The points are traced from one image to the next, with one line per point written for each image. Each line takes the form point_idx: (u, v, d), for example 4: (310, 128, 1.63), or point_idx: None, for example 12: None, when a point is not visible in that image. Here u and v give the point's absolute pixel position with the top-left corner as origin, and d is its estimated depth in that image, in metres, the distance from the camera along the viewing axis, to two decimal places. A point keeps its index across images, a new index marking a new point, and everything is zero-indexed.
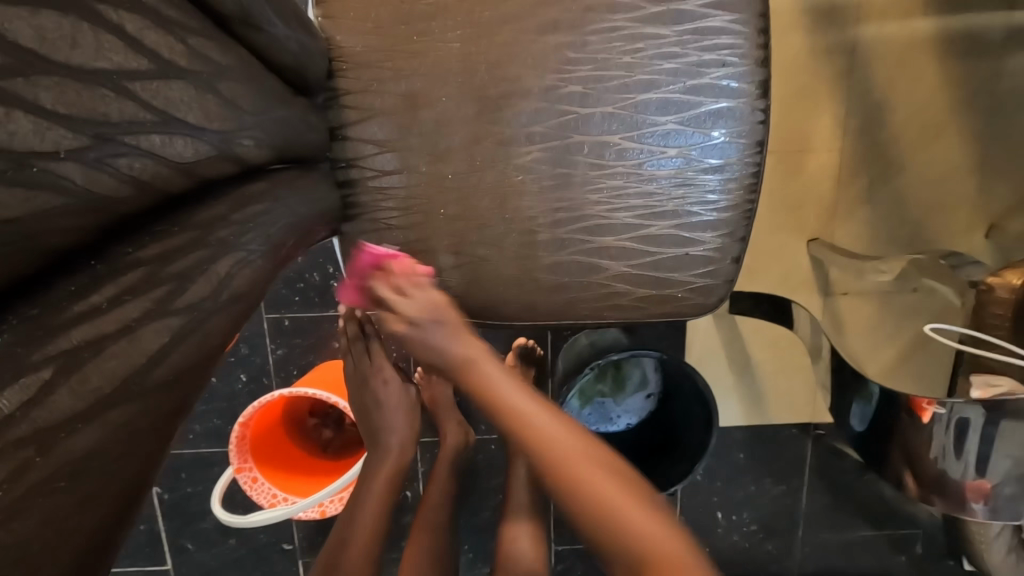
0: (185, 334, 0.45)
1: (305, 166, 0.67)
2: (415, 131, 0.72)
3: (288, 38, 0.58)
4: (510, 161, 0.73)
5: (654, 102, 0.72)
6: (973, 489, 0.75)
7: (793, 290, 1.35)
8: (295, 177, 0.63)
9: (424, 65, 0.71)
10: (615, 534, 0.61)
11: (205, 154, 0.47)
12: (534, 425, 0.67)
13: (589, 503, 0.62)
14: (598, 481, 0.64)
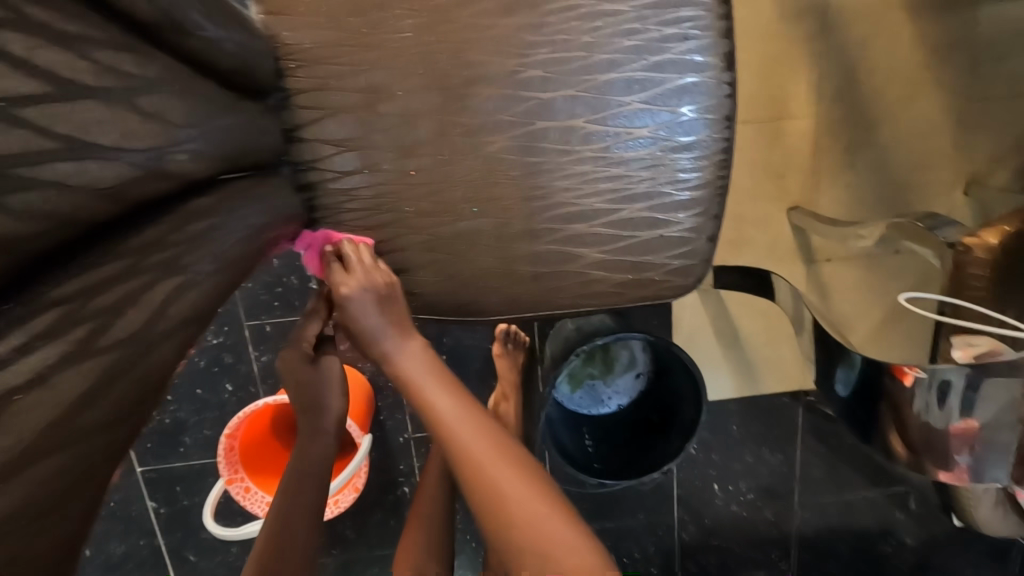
0: (115, 371, 0.43)
1: (261, 173, 0.64)
2: (374, 127, 0.69)
3: (225, 41, 0.55)
4: (474, 153, 0.71)
5: (618, 83, 0.70)
6: (960, 444, 0.74)
7: (778, 261, 1.35)
8: (246, 186, 0.60)
9: (379, 56, 0.67)
10: (497, 506, 0.65)
11: (127, 176, 0.44)
12: (438, 409, 0.72)
13: (479, 479, 0.67)
14: (486, 456, 0.68)
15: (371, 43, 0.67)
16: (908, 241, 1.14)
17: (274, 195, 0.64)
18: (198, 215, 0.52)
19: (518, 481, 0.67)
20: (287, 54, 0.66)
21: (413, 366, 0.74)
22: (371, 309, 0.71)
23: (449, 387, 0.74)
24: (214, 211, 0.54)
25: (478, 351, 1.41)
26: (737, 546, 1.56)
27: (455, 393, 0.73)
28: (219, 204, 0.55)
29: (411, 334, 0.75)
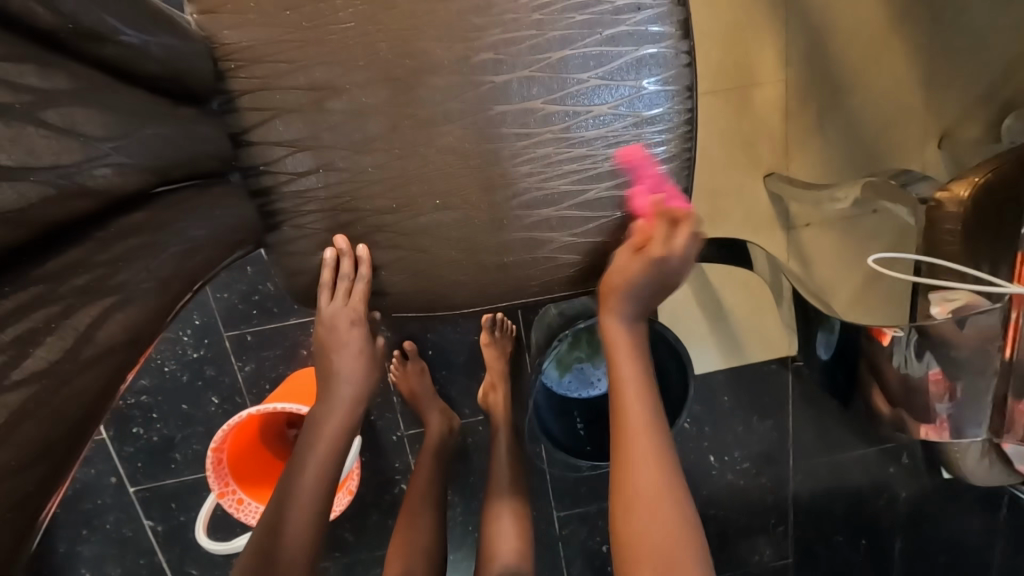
0: (33, 404, 0.41)
1: (207, 183, 0.62)
2: (323, 125, 0.66)
3: (151, 46, 0.53)
4: (430, 144, 0.69)
5: (571, 60, 0.68)
6: (938, 393, 0.73)
7: (756, 230, 1.34)
8: (189, 198, 0.58)
9: (323, 51, 0.64)
10: (631, 479, 0.69)
11: (32, 198, 0.41)
12: (626, 379, 0.74)
13: (637, 459, 0.70)
14: (645, 441, 0.71)
15: (313, 37, 0.64)
16: (885, 200, 1.09)
17: (223, 205, 0.62)
18: (134, 232, 0.51)
19: (659, 476, 0.70)
20: (225, 55, 0.63)
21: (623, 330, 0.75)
22: (642, 278, 0.71)
23: (637, 360, 0.75)
24: (154, 227, 0.53)
25: (464, 343, 1.40)
26: (736, 514, 1.57)
27: (645, 368, 0.75)
28: (157, 217, 0.54)
29: (636, 311, 0.75)
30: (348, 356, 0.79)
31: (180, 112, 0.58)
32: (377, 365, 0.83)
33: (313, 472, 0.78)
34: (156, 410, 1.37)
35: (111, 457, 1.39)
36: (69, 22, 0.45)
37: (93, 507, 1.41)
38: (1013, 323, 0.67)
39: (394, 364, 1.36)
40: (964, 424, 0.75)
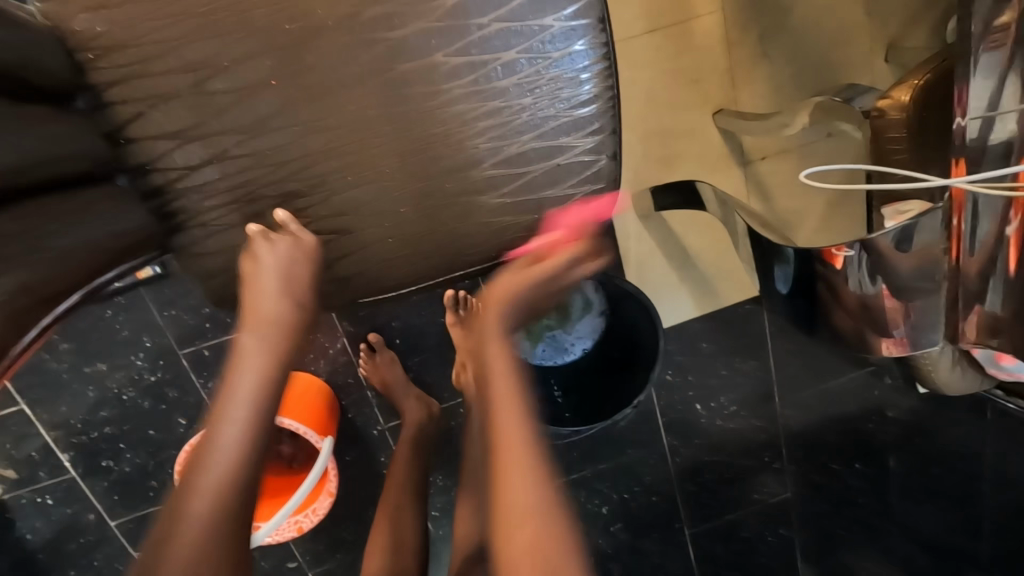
0: None
1: (71, 191, 0.56)
2: (207, 110, 0.60)
3: None
4: (331, 117, 0.63)
5: (466, 5, 0.62)
6: (893, 311, 0.72)
7: (713, 168, 1.32)
8: (53, 210, 0.53)
9: (193, 26, 0.58)
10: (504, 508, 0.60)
11: None
12: (500, 394, 0.65)
13: (501, 489, 0.61)
14: (528, 494, 0.61)
15: (177, 11, 0.57)
16: (838, 120, 1.04)
17: (88, 216, 0.57)
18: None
19: (533, 498, 0.61)
20: (82, 44, 0.57)
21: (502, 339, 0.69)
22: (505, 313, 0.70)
23: (512, 383, 0.67)
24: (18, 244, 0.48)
25: (432, 326, 1.37)
26: (729, 455, 1.57)
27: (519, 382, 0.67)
28: (22, 231, 0.49)
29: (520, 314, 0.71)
30: (279, 259, 0.64)
31: (31, 113, 0.52)
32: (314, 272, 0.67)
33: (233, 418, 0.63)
34: (124, 440, 1.32)
35: (87, 494, 1.34)
36: None
37: (79, 547, 1.37)
38: (955, 231, 0.65)
39: (363, 357, 1.33)
40: (922, 337, 0.74)
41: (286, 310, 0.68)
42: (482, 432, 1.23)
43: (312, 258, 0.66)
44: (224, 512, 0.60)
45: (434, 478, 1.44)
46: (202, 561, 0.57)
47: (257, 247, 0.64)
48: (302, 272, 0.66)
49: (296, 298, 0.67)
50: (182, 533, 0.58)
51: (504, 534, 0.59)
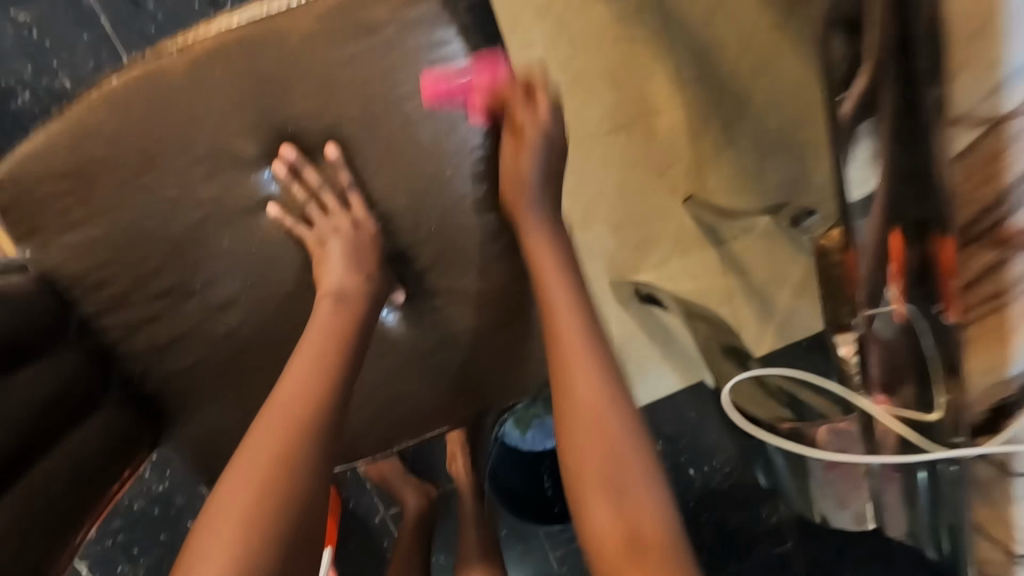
0: None
1: (67, 432, 0.58)
2: (187, 325, 0.66)
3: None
4: (300, 316, 0.68)
5: (418, 211, 0.67)
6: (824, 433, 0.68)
7: (686, 250, 1.36)
8: (56, 460, 0.57)
9: (164, 256, 0.63)
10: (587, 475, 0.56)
11: None
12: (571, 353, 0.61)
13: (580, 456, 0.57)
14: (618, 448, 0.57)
15: (150, 246, 0.63)
16: None
17: (82, 453, 0.59)
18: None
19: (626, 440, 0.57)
20: (71, 284, 0.62)
21: (576, 327, 0.62)
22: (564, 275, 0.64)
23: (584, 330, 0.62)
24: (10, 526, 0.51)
25: None
26: (727, 520, 1.56)
27: (596, 343, 0.62)
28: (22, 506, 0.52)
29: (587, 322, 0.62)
30: (344, 243, 0.64)
31: (19, 380, 0.54)
32: (366, 269, 0.65)
33: (296, 382, 0.56)
34: (137, 545, 1.37)
35: None
36: None
37: None
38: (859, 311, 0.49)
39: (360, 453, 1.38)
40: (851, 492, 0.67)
41: (345, 293, 0.63)
42: (474, 519, 1.19)
43: (371, 297, 0.64)
44: (267, 486, 0.49)
45: (436, 557, 1.47)
46: (245, 529, 0.47)
47: (320, 311, 0.62)
48: (361, 260, 0.64)
49: (357, 281, 0.64)
50: (231, 497, 0.48)
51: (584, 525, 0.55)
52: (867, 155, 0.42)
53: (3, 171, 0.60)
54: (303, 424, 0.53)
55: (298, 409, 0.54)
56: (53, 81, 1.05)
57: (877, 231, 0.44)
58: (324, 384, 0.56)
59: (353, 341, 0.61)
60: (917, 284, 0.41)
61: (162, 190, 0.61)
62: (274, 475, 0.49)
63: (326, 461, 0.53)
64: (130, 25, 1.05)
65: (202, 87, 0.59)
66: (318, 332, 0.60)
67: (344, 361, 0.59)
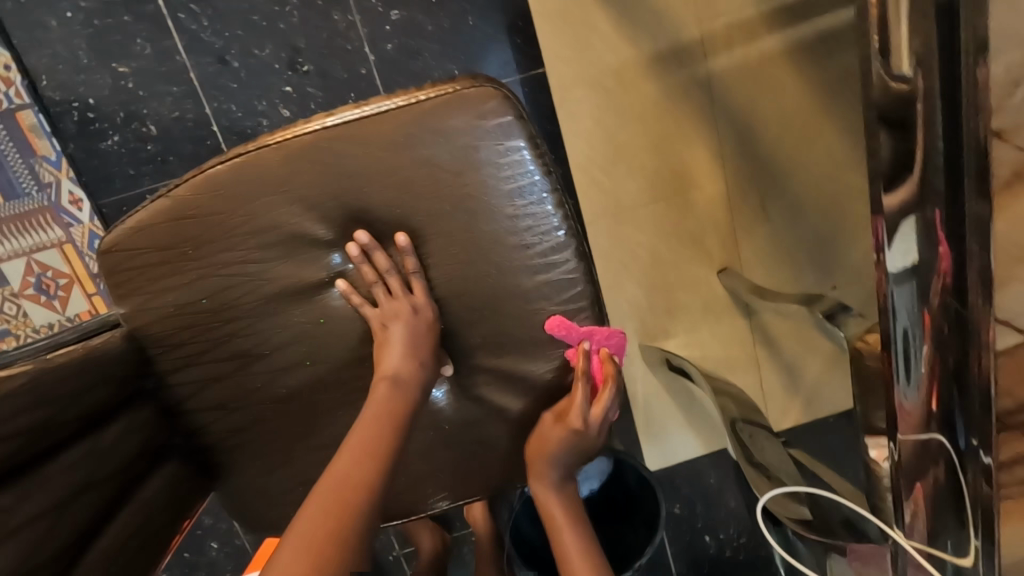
0: None
1: (136, 490, 0.63)
2: (251, 386, 0.71)
3: (84, 395, 0.58)
4: (354, 383, 0.73)
5: (473, 298, 0.72)
6: None
7: (716, 317, 1.41)
8: (130, 515, 0.61)
9: (239, 323, 0.69)
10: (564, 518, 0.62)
11: None
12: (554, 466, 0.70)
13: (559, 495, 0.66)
14: None
15: (229, 312, 0.69)
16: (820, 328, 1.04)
17: (149, 510, 0.64)
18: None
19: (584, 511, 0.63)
20: (153, 343, 0.68)
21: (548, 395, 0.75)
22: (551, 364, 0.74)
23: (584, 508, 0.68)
24: None
25: None
26: None
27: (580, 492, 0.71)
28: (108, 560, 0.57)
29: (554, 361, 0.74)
30: (406, 328, 0.69)
31: (106, 439, 0.60)
32: (424, 353, 0.69)
33: (356, 452, 0.61)
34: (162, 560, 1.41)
35: None
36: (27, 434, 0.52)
37: None
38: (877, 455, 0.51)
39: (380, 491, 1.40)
40: None
41: (403, 373, 0.68)
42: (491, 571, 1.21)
43: (423, 380, 0.69)
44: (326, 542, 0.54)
45: None
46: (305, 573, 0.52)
47: (376, 393, 0.67)
48: (424, 342, 0.69)
49: (415, 364, 0.68)
50: (291, 549, 0.54)
51: None
52: (910, 227, 0.40)
53: (109, 241, 0.66)
54: (353, 495, 0.58)
55: (355, 480, 0.59)
56: (141, 126, 1.16)
57: (912, 305, 0.42)
58: (377, 463, 0.61)
59: (405, 423, 0.66)
60: (953, 390, 0.42)
61: (247, 267, 0.68)
62: (320, 545, 0.54)
63: (364, 530, 0.57)
64: (214, 81, 1.15)
65: (291, 177, 0.65)
66: (380, 410, 0.65)
67: (392, 441, 0.63)
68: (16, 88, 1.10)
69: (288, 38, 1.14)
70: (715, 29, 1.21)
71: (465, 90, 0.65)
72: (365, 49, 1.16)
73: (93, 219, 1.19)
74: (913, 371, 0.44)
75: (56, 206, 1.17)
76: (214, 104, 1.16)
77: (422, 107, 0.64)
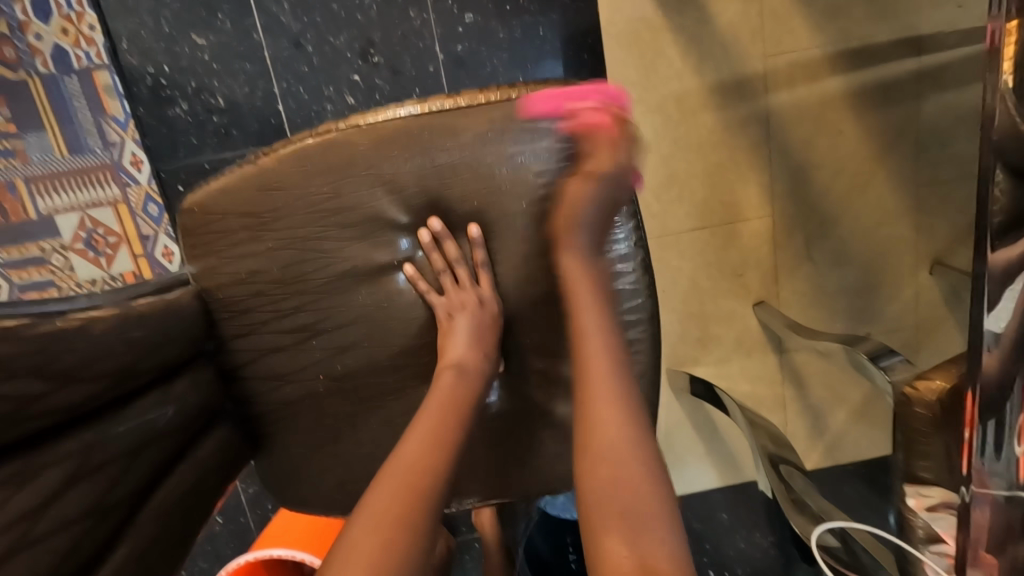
0: None
1: (192, 450, 0.64)
2: (307, 361, 0.72)
3: (163, 344, 0.60)
4: (407, 368, 0.73)
5: (536, 299, 0.72)
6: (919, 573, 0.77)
7: (748, 351, 1.39)
8: (188, 468, 0.63)
9: (305, 297, 0.70)
10: (609, 461, 0.60)
11: (91, 530, 0.49)
12: (598, 377, 0.64)
13: (602, 422, 0.62)
14: (637, 479, 0.59)
15: (299, 285, 0.70)
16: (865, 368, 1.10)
17: (204, 469, 0.65)
18: (135, 557, 0.54)
19: (633, 441, 0.61)
20: (220, 306, 0.69)
21: (582, 264, 0.68)
22: (588, 194, 0.66)
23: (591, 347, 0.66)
24: (153, 540, 0.56)
25: None
26: None
27: (616, 343, 0.67)
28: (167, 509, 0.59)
29: (589, 230, 0.68)
30: (473, 320, 0.71)
31: (175, 390, 0.62)
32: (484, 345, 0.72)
33: (420, 437, 0.65)
34: None
35: None
36: (115, 373, 0.54)
37: None
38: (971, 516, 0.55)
39: None
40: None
41: (463, 361, 0.71)
42: None
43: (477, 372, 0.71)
44: (401, 521, 0.57)
45: None
46: (380, 551, 0.55)
47: (441, 381, 0.70)
48: (486, 334, 0.72)
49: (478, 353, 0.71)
50: (362, 526, 0.57)
51: (628, 537, 0.55)
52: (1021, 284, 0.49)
53: (193, 201, 0.68)
54: (421, 478, 0.61)
55: (422, 466, 0.62)
56: (211, 98, 1.18)
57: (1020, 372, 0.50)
58: (439, 450, 0.64)
59: (464, 412, 0.68)
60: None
61: (321, 242, 0.68)
62: (388, 527, 0.56)
63: (432, 513, 0.60)
64: (287, 62, 1.18)
65: (379, 160, 0.67)
66: (442, 395, 0.69)
67: (455, 431, 0.67)
68: (97, 49, 1.14)
69: (363, 30, 1.17)
70: (779, 66, 1.22)
71: (559, 92, 0.67)
72: (437, 47, 1.19)
73: (151, 182, 1.22)
74: (1006, 443, 0.52)
75: (117, 166, 1.20)
76: (284, 85, 1.19)
77: (514, 105, 0.66)
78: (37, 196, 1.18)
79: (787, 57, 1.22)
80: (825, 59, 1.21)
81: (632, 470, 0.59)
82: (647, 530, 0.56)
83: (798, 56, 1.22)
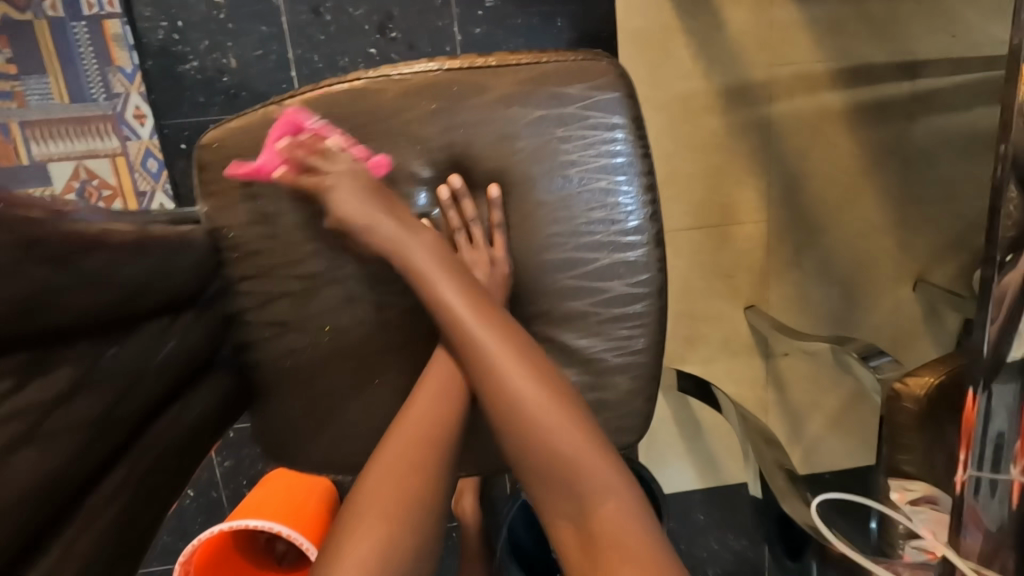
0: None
1: (190, 391, 0.64)
2: (311, 310, 0.70)
3: (178, 274, 0.61)
4: (412, 326, 0.73)
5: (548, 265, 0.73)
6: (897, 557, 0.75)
7: (736, 353, 1.41)
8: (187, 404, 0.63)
9: (316, 244, 0.69)
10: (536, 445, 0.62)
11: (105, 437, 0.50)
12: (492, 369, 0.65)
13: (516, 408, 0.63)
14: (580, 453, 0.62)
15: (311, 231, 0.69)
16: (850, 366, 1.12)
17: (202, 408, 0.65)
18: (137, 477, 0.55)
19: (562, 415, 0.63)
20: (229, 246, 0.68)
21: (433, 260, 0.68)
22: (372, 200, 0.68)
23: (525, 355, 0.66)
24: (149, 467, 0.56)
25: None
26: None
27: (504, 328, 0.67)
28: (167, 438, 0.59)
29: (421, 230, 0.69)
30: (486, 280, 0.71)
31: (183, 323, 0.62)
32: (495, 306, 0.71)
33: (423, 407, 0.67)
34: None
35: None
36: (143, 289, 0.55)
37: None
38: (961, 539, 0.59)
39: None
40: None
41: None
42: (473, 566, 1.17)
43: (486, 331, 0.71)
44: (403, 494, 0.60)
45: None
46: (390, 525, 0.57)
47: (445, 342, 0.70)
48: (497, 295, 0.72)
49: None
50: (368, 499, 0.59)
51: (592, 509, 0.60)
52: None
53: (211, 136, 0.67)
54: (424, 449, 0.63)
55: (421, 436, 0.64)
56: (222, 57, 1.17)
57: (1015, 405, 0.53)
58: (442, 416, 0.66)
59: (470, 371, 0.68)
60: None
61: (338, 190, 0.68)
62: (396, 500, 0.59)
63: (435, 479, 0.62)
64: (303, 28, 1.17)
65: (403, 112, 0.67)
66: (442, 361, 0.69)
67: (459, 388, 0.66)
68: None
69: (382, 3, 1.17)
70: (784, 77, 1.26)
71: (586, 60, 0.68)
72: (454, 27, 1.20)
73: (152, 137, 1.19)
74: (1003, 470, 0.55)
75: (119, 118, 1.17)
76: (297, 51, 1.19)
77: (544, 69, 0.67)
78: (30, 142, 1.15)
79: (791, 69, 1.26)
80: (827, 73, 1.25)
81: (570, 444, 0.62)
82: (602, 498, 0.60)
83: (801, 68, 1.26)
